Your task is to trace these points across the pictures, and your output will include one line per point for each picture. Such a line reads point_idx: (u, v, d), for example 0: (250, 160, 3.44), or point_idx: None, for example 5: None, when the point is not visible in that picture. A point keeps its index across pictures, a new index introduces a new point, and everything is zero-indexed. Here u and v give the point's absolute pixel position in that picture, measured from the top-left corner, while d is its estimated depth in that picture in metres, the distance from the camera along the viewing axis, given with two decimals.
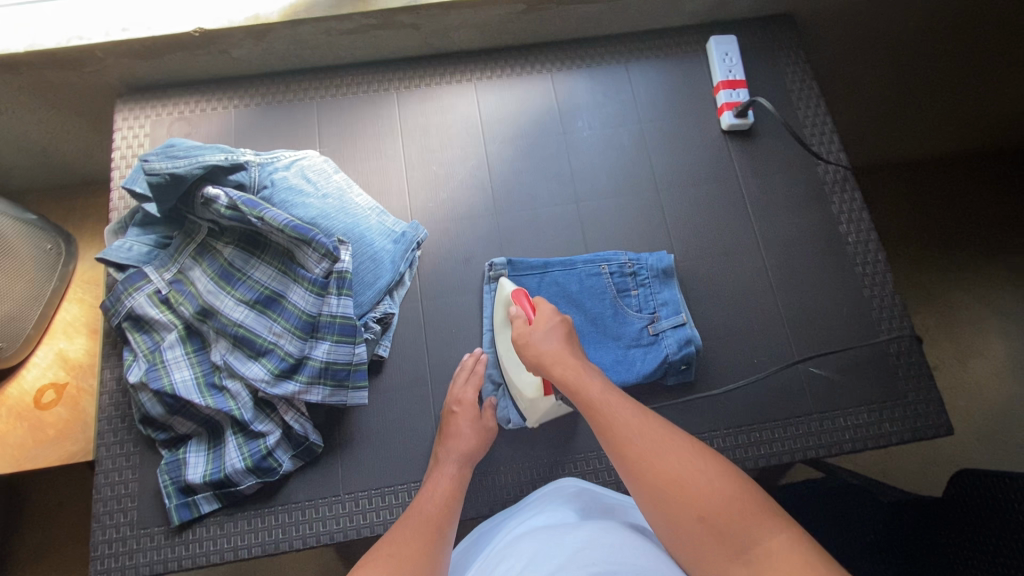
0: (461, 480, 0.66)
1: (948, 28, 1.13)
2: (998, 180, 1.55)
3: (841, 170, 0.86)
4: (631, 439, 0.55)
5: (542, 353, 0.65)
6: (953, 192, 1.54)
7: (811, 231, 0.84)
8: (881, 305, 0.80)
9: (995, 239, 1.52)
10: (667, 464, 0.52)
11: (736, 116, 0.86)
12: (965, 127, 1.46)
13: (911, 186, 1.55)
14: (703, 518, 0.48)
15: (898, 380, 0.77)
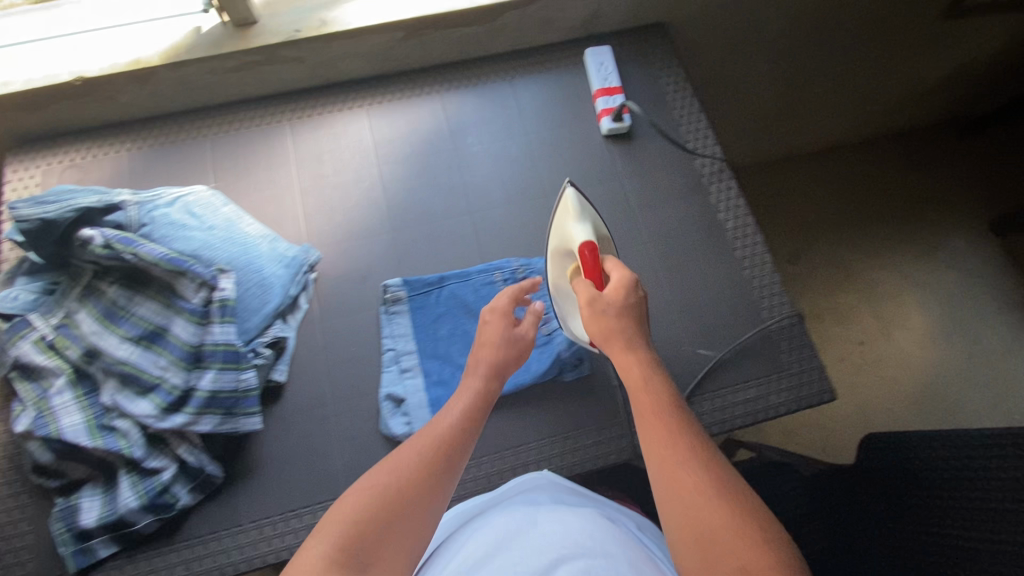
0: (487, 397, 0.63)
1: (829, 29, 1.20)
2: (892, 165, 1.70)
3: (716, 162, 0.92)
4: (680, 461, 0.48)
5: (609, 326, 0.61)
6: (856, 179, 1.69)
7: (693, 221, 0.89)
8: (761, 285, 0.85)
9: (898, 219, 1.66)
10: (708, 513, 0.44)
11: (614, 120, 0.91)
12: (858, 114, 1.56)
13: (816, 178, 1.69)
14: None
15: (780, 353, 0.81)
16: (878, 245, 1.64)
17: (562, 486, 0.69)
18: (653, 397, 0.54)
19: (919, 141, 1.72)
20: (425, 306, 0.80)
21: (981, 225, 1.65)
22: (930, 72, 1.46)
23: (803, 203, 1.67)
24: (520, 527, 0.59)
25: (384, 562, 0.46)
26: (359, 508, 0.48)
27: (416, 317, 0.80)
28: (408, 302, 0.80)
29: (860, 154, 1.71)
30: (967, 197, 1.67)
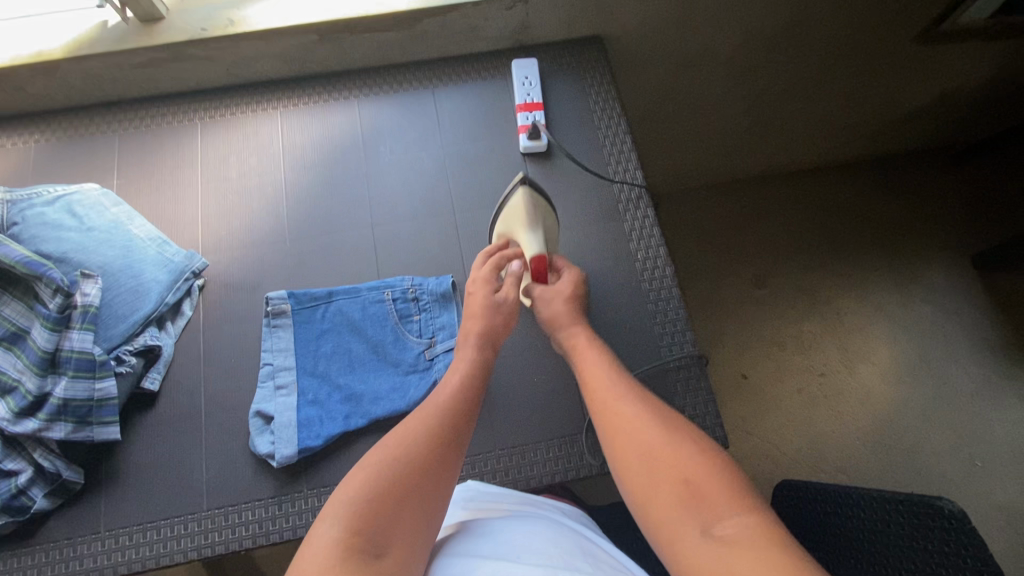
0: (484, 365, 0.69)
1: (793, 46, 1.14)
2: (870, 191, 1.63)
3: (635, 189, 0.88)
4: (623, 405, 0.60)
5: (557, 312, 0.73)
6: (830, 203, 1.62)
7: (602, 249, 0.85)
8: (665, 320, 0.81)
9: (870, 247, 1.59)
10: (651, 440, 0.55)
11: (530, 138, 0.88)
12: (834, 135, 1.49)
13: (788, 200, 1.62)
14: (685, 480, 0.51)
15: (675, 396, 0.77)
16: (849, 274, 1.57)
17: (482, 495, 0.68)
18: (599, 364, 0.66)
19: (902, 167, 1.64)
20: (308, 322, 0.78)
21: (962, 259, 1.56)
22: (908, 96, 1.39)
23: (772, 225, 1.60)
24: (476, 537, 0.57)
25: (401, 532, 0.50)
26: (373, 468, 0.53)
27: (299, 333, 0.78)
28: (292, 316, 0.78)
29: (837, 177, 1.64)
30: (950, 229, 1.59)
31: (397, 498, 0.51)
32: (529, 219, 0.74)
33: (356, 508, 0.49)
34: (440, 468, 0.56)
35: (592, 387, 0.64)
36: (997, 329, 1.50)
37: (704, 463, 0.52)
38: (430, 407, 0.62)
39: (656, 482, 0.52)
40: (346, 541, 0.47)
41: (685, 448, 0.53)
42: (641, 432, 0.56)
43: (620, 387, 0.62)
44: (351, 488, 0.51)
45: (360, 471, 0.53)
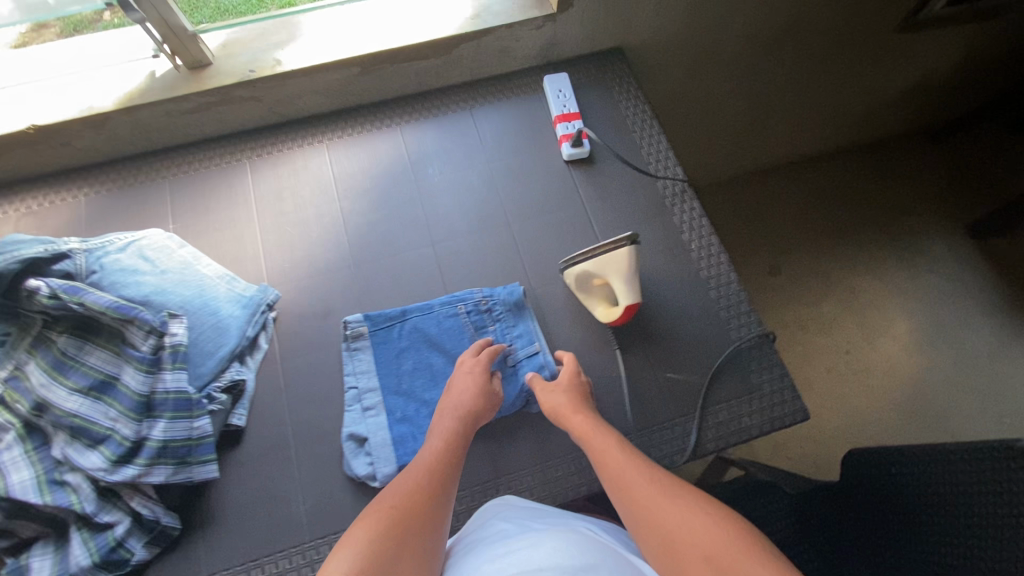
0: (462, 439, 0.68)
1: (791, 45, 1.22)
2: (861, 174, 1.72)
3: (678, 183, 0.92)
4: (635, 483, 0.61)
5: (560, 403, 0.72)
6: (828, 189, 1.70)
7: (657, 243, 0.88)
8: (728, 304, 0.84)
9: (871, 225, 1.66)
10: (676, 522, 0.56)
11: (573, 146, 0.92)
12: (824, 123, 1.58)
13: (786, 190, 1.70)
14: (707, 557, 0.52)
15: (752, 374, 0.80)
16: (857, 254, 1.64)
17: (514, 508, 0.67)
18: (613, 445, 0.66)
19: (888, 150, 1.74)
20: (386, 341, 0.79)
21: (959, 228, 1.65)
22: (892, 82, 1.48)
23: (775, 215, 1.67)
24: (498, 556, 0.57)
25: None
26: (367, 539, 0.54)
27: (379, 352, 0.79)
28: (371, 338, 0.79)
29: (831, 165, 1.72)
30: (943, 202, 1.68)
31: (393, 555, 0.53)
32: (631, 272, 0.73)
33: (363, 555, 0.52)
34: (430, 531, 0.58)
35: (609, 470, 0.64)
36: (1003, 290, 1.57)
37: (727, 534, 0.53)
38: (418, 472, 0.63)
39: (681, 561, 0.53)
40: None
41: (704, 521, 0.55)
42: (666, 513, 0.57)
43: (633, 469, 0.63)
44: (353, 545, 0.53)
45: (361, 528, 0.55)
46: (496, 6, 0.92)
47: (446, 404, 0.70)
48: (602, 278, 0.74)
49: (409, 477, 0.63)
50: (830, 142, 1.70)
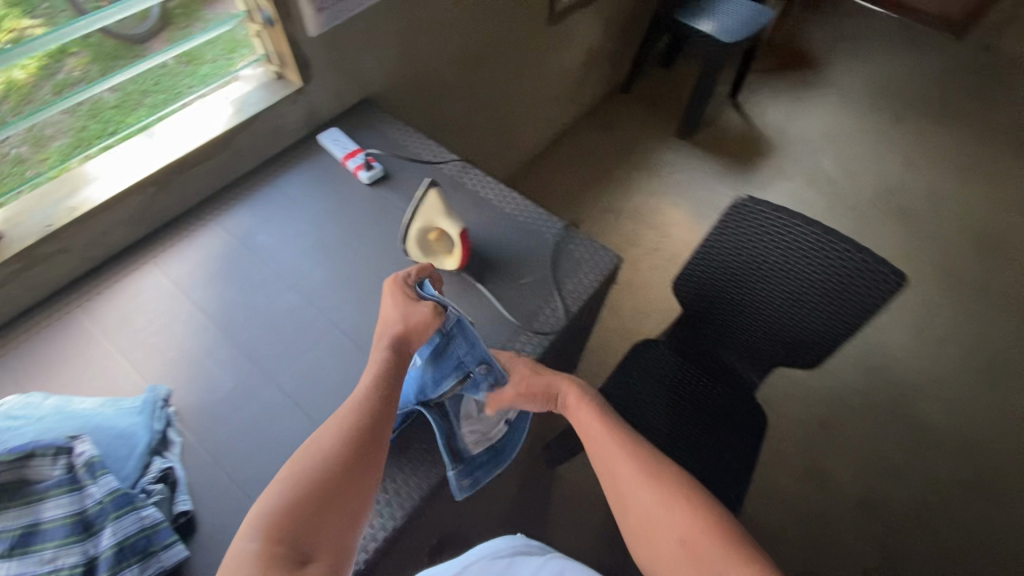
0: (397, 365, 0.78)
1: (491, 58, 1.63)
2: (588, 140, 2.35)
3: (456, 162, 1.17)
4: (618, 464, 0.76)
5: (542, 388, 0.85)
6: (576, 159, 2.28)
7: (464, 203, 1.10)
8: (533, 218, 1.09)
9: (614, 167, 2.27)
10: (658, 510, 0.70)
11: (368, 170, 1.11)
12: (544, 111, 2.10)
13: (552, 171, 2.24)
14: (682, 542, 0.68)
15: (572, 251, 1.05)
16: (619, 186, 2.22)
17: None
18: (599, 422, 0.80)
19: (595, 118, 2.42)
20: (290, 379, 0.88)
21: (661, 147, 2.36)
22: (568, 63, 2.04)
23: (557, 189, 2.19)
24: None
25: (320, 543, 0.61)
26: (292, 499, 0.63)
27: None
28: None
29: (566, 144, 2.33)
30: (643, 135, 2.38)
31: (315, 518, 0.62)
32: (445, 208, 0.92)
33: (272, 522, 0.61)
34: (355, 476, 0.66)
35: (596, 450, 0.79)
36: (706, 171, 2.30)
37: (699, 523, 0.68)
38: (349, 409, 0.72)
39: (660, 541, 0.69)
40: (266, 558, 0.58)
41: (680, 508, 0.70)
42: (645, 496, 0.72)
43: (616, 450, 0.77)
44: (271, 511, 0.62)
45: (281, 493, 0.64)
46: (251, 99, 1.10)
47: (381, 336, 0.80)
48: (434, 225, 0.94)
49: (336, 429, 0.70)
50: (558, 129, 2.30)
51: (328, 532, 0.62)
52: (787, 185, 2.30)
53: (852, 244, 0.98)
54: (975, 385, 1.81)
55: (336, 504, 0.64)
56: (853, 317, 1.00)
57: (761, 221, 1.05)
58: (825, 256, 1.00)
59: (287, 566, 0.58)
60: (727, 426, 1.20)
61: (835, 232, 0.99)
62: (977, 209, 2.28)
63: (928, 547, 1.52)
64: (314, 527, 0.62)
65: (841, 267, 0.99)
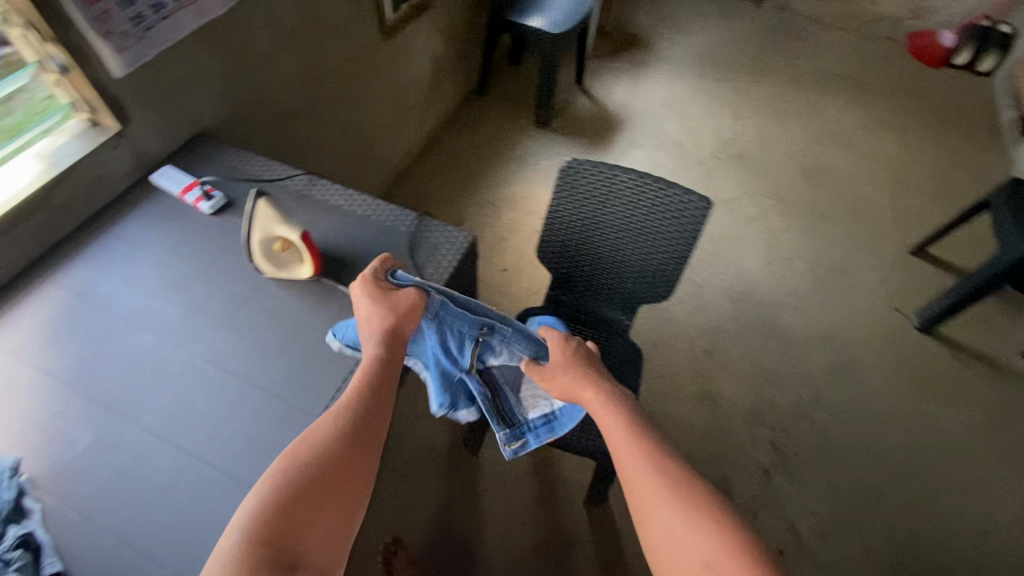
0: (388, 360, 0.83)
1: (331, 77, 1.67)
2: (454, 144, 2.44)
3: (301, 176, 1.19)
4: (637, 473, 0.74)
5: (564, 383, 0.89)
6: (446, 163, 2.37)
7: (314, 213, 1.12)
8: (385, 213, 1.13)
9: (483, 164, 2.39)
10: (680, 528, 0.68)
11: (208, 200, 1.10)
12: (403, 122, 2.17)
13: (426, 178, 2.31)
14: (706, 564, 0.65)
15: (426, 235, 1.10)
16: (491, 181, 2.33)
17: None
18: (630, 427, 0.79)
19: (457, 123, 2.53)
20: (154, 417, 0.86)
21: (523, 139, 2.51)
22: (415, 74, 2.12)
23: (433, 194, 2.25)
24: None
25: (306, 547, 0.65)
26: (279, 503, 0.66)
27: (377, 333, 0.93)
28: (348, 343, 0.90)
29: (434, 151, 2.41)
30: (505, 132, 2.53)
31: (305, 522, 0.66)
32: (279, 217, 0.95)
33: (259, 527, 0.64)
34: (341, 478, 0.71)
35: (617, 454, 0.78)
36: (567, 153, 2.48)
37: (722, 548, 0.65)
38: (338, 414, 0.76)
39: (680, 557, 0.66)
40: (253, 563, 0.61)
41: (706, 531, 0.67)
42: (671, 516, 0.69)
43: (642, 459, 0.75)
44: (258, 512, 0.65)
45: (269, 496, 0.67)
46: (66, 150, 1.06)
47: (370, 330, 0.85)
48: (275, 235, 0.96)
49: (326, 433, 0.73)
50: (423, 138, 2.38)
51: (316, 536, 0.66)
52: (641, 153, 2.53)
53: (665, 183, 1.14)
54: (822, 290, 2.09)
55: (325, 508, 0.68)
56: (684, 245, 1.16)
57: (591, 176, 1.18)
58: (648, 197, 1.16)
59: (276, 568, 0.61)
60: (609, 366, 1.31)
61: (649, 176, 1.15)
62: (798, 144, 2.64)
63: (811, 434, 1.73)
64: (305, 531, 0.66)
65: (661, 204, 1.15)
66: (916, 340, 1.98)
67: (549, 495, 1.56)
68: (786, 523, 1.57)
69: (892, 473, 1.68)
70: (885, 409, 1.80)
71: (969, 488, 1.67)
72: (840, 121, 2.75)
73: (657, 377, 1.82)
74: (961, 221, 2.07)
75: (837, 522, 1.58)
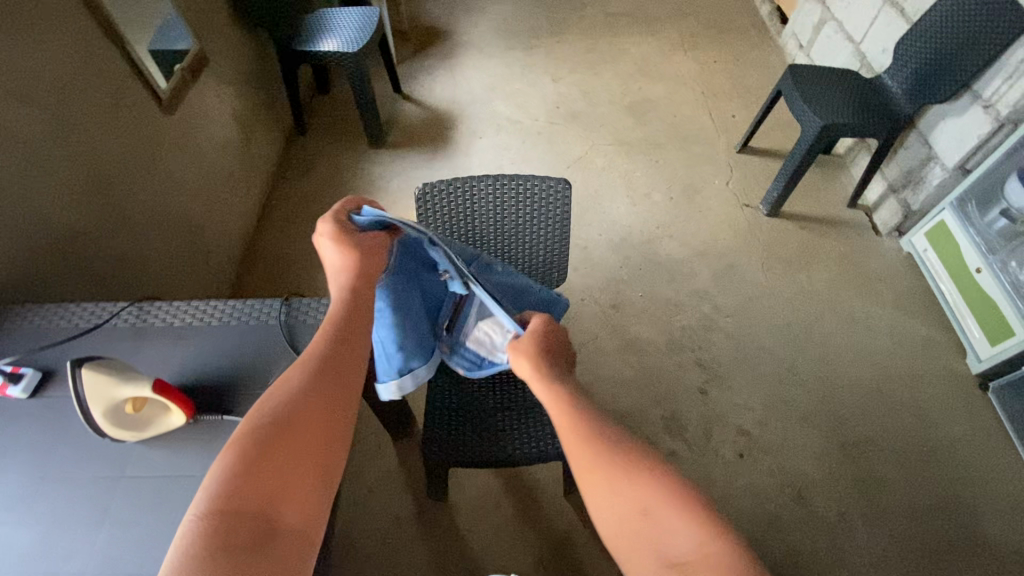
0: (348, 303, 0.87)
1: (121, 176, 1.44)
2: (294, 195, 2.26)
3: (130, 308, 1.01)
4: (574, 434, 0.73)
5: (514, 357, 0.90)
6: (293, 217, 2.18)
7: (162, 344, 0.96)
8: (246, 313, 1.01)
9: (334, 205, 2.24)
10: (617, 485, 0.66)
11: (19, 382, 0.89)
12: (227, 193, 1.95)
13: (278, 241, 2.11)
14: (645, 513, 0.63)
15: (302, 319, 1.00)
16: None
17: None
18: (559, 390, 0.81)
19: (289, 172, 2.34)
20: None
21: (365, 165, 2.39)
22: (218, 139, 1.90)
23: (294, 254, 2.07)
24: None
25: (281, 506, 0.63)
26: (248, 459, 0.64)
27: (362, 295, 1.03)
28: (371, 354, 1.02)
29: (275, 210, 2.20)
30: (343, 164, 2.38)
31: (275, 487, 0.64)
32: (118, 375, 0.78)
33: (229, 487, 0.62)
34: (315, 431, 0.70)
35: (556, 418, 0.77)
36: (414, 165, 2.41)
37: (662, 492, 0.64)
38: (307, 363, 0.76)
39: (624, 516, 0.64)
40: (226, 529, 0.59)
41: (644, 485, 0.65)
42: (605, 467, 0.68)
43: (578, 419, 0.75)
44: (225, 474, 0.63)
45: (234, 460, 0.64)
46: None
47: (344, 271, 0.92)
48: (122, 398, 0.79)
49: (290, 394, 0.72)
50: (257, 201, 2.16)
51: (290, 496, 0.64)
52: (484, 141, 2.53)
53: (515, 177, 1.12)
54: (685, 211, 2.28)
55: (298, 468, 0.67)
56: (561, 230, 1.17)
57: (447, 197, 1.13)
58: (509, 197, 1.13)
59: (251, 533, 0.60)
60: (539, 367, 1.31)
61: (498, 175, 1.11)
62: (616, 87, 2.81)
63: (724, 341, 1.90)
64: (276, 496, 0.63)
65: (520, 196, 1.13)
66: (770, 226, 2.23)
67: (529, 503, 1.55)
68: (733, 425, 1.71)
69: (795, 345, 1.89)
70: (770, 294, 2.02)
71: (852, 331, 1.94)
72: (642, 55, 2.98)
73: (581, 347, 1.87)
74: (767, 113, 2.35)
75: (771, 408, 1.75)
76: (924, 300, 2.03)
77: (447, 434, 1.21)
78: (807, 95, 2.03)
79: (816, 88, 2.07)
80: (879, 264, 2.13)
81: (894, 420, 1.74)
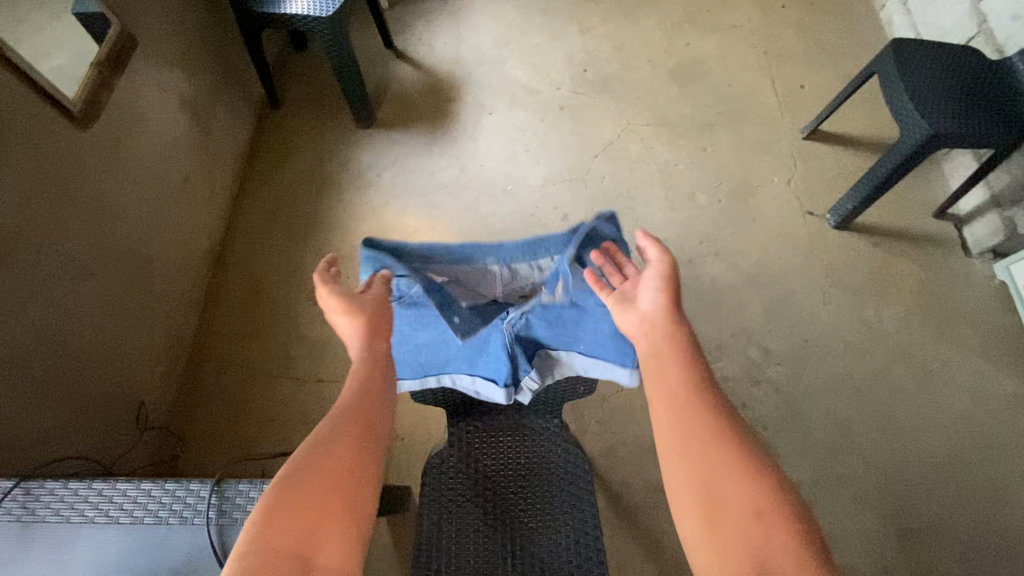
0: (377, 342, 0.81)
1: (26, 229, 1.12)
2: (267, 191, 1.90)
3: (14, 493, 0.81)
4: (683, 396, 0.68)
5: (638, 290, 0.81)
6: (267, 220, 1.85)
7: (53, 550, 0.77)
8: (156, 503, 0.80)
9: (316, 206, 1.89)
10: (726, 478, 0.61)
11: None
12: (185, 205, 1.62)
13: (251, 253, 1.79)
14: (756, 514, 0.58)
15: (226, 517, 0.78)
16: (333, 225, 1.85)
17: None
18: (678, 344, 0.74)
19: (261, 159, 1.96)
20: None
21: (352, 149, 2.00)
22: (166, 140, 1.54)
23: (270, 270, 1.77)
24: None
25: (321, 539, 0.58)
26: (286, 496, 0.60)
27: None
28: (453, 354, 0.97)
29: (245, 211, 1.87)
30: (326, 147, 1.99)
31: (309, 527, 0.59)
32: None
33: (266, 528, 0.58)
34: (353, 466, 0.65)
35: (666, 368, 0.72)
36: (409, 151, 2.01)
37: (773, 494, 0.60)
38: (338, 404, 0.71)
39: (729, 512, 0.60)
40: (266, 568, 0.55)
41: (757, 482, 0.60)
42: (715, 450, 0.63)
43: (694, 381, 0.70)
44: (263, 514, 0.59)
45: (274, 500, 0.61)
46: None
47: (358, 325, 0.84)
48: None
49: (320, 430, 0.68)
50: (225, 204, 1.83)
51: (329, 531, 0.59)
52: (494, 118, 2.09)
53: None
54: (735, 221, 1.89)
55: (337, 501, 0.61)
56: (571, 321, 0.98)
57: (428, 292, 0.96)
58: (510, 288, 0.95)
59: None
60: (546, 495, 1.13)
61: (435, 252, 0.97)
62: (658, 42, 2.28)
63: (771, 395, 1.62)
64: (310, 535, 0.58)
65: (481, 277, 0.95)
66: (838, 242, 1.85)
67: None
68: None
69: (854, 405, 1.61)
70: (831, 336, 1.70)
71: (926, 386, 1.64)
72: None
73: (603, 402, 1.60)
74: (849, 94, 1.87)
75: (821, 483, 1.52)
76: (1019, 345, 1.69)
77: (444, 552, 1.08)
78: (913, 84, 1.56)
79: (926, 72, 1.59)
80: (968, 295, 1.77)
81: (964, 502, 1.50)
